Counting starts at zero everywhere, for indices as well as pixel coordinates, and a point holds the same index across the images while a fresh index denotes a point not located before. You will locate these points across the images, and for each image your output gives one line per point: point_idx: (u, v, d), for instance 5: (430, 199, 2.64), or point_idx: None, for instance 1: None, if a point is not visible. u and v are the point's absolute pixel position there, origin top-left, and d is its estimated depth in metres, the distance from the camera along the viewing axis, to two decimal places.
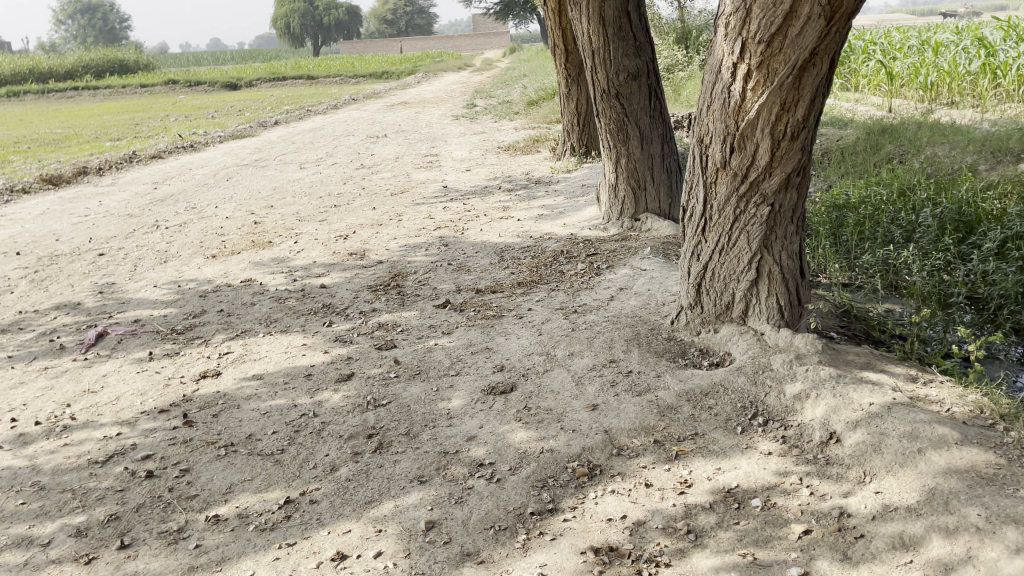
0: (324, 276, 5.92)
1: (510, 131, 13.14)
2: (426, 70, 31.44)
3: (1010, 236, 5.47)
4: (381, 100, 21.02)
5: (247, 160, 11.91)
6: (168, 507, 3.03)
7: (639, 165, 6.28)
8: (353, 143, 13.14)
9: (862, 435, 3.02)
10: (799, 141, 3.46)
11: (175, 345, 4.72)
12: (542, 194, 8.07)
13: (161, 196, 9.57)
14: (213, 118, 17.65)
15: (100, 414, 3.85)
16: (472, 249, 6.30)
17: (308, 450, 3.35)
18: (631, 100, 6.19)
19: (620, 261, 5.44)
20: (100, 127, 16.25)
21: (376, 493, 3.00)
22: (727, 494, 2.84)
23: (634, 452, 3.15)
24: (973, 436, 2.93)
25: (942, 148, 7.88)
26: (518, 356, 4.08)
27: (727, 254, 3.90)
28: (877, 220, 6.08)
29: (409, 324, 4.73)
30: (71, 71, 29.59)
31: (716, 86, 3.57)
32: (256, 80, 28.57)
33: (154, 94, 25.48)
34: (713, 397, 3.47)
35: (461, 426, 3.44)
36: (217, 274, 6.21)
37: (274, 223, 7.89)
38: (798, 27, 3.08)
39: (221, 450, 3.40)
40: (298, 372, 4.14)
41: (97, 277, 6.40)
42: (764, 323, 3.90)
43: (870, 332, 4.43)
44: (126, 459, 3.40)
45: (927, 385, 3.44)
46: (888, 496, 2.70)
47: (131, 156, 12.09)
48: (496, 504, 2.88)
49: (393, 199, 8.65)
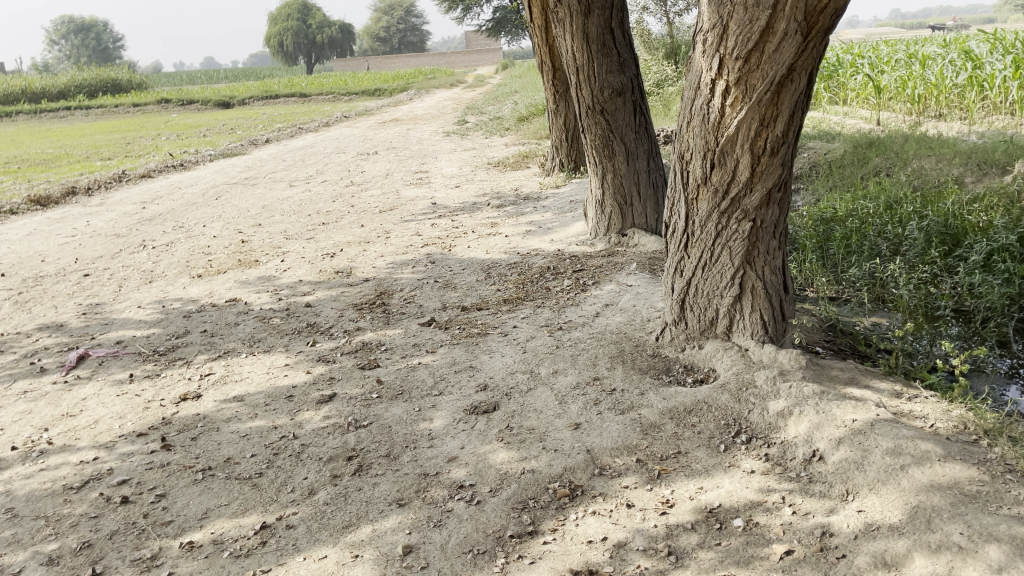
0: (309, 295, 5.88)
1: (501, 147, 13.16)
2: (419, 87, 31.62)
3: (996, 249, 5.49)
4: (373, 118, 21.03)
5: (237, 178, 11.88)
6: (142, 533, 2.97)
7: (625, 180, 6.27)
8: (343, 161, 13.13)
9: (845, 452, 2.98)
10: (779, 156, 3.45)
11: (157, 367, 4.68)
12: (530, 210, 8.06)
13: (149, 216, 9.53)
14: (205, 137, 17.65)
15: (77, 438, 3.80)
16: (459, 266, 6.27)
17: (286, 474, 3.30)
18: (616, 115, 6.19)
19: (606, 277, 5.42)
20: (92, 147, 16.20)
21: (354, 517, 2.95)
22: (709, 514, 2.80)
23: (615, 472, 3.11)
24: (956, 452, 2.90)
25: (929, 160, 7.90)
26: (501, 375, 4.05)
27: (710, 270, 3.88)
28: (864, 233, 6.11)
29: (393, 342, 4.69)
30: (64, 91, 29.55)
31: (696, 102, 3.56)
32: (249, 98, 28.59)
33: (146, 113, 25.46)
34: (696, 415, 3.43)
35: (442, 447, 3.40)
36: (202, 294, 6.17)
37: (261, 241, 7.85)
38: (775, 43, 3.08)
39: (198, 475, 3.35)
40: (280, 393, 4.10)
41: (82, 298, 6.35)
42: (748, 339, 3.88)
43: (856, 346, 4.41)
44: (101, 484, 3.35)
45: (911, 401, 3.42)
46: (871, 514, 2.66)
47: (120, 176, 12.05)
48: (475, 527, 2.83)
49: (382, 216, 8.63)
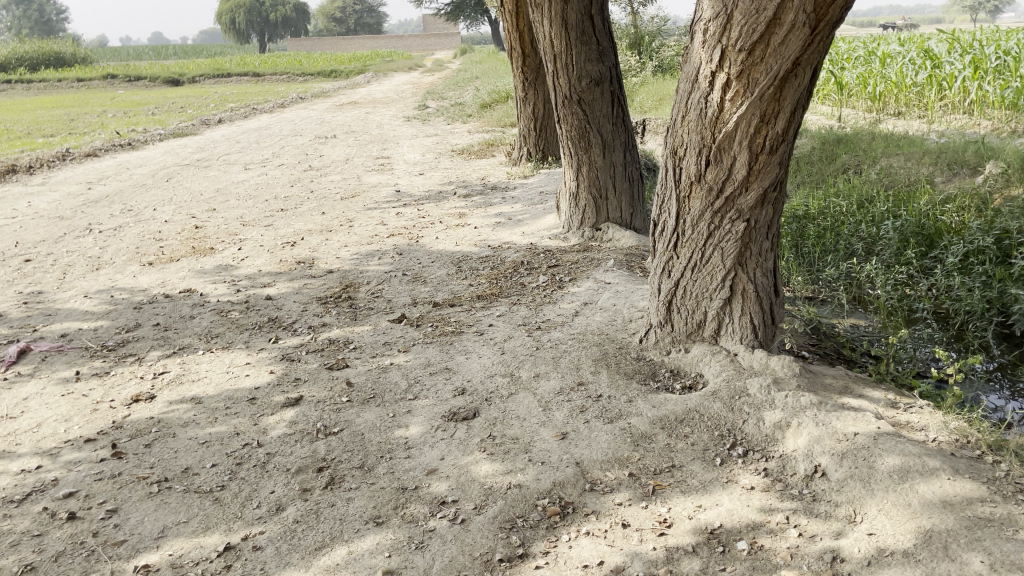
0: (270, 287, 5.59)
1: (464, 134, 12.91)
2: (376, 70, 31.09)
3: (972, 251, 5.46)
4: (328, 100, 20.52)
5: (189, 159, 11.41)
6: (91, 555, 2.69)
7: (601, 174, 6.10)
8: (300, 144, 12.73)
9: (849, 468, 2.84)
10: (778, 154, 3.29)
11: (105, 363, 4.35)
12: (499, 201, 7.84)
13: (95, 197, 9.06)
14: (154, 115, 17.03)
15: (18, 443, 3.48)
16: (428, 258, 6.02)
17: (251, 487, 3.05)
18: (594, 106, 5.97)
19: (583, 274, 5.24)
20: (33, 123, 15.49)
21: (327, 537, 2.72)
22: (710, 536, 2.64)
23: (607, 487, 2.92)
24: (964, 470, 2.79)
25: (897, 159, 7.89)
26: (480, 378, 3.84)
27: (700, 271, 3.72)
28: (837, 231, 6.04)
29: (362, 340, 4.44)
30: (3, 63, 28.26)
31: (692, 95, 3.37)
32: (200, 76, 27.75)
33: (90, 88, 24.55)
34: (688, 425, 3.27)
35: (420, 458, 3.18)
36: (153, 283, 5.82)
37: (216, 228, 7.49)
38: (781, 35, 2.91)
39: (154, 487, 3.07)
40: (241, 395, 3.82)
41: (23, 285, 5.95)
42: (738, 343, 3.74)
43: (841, 351, 4.31)
44: (45, 497, 3.05)
45: (909, 411, 3.32)
46: (883, 538, 2.52)
47: (64, 154, 11.48)
48: (461, 550, 2.63)
49: (344, 203, 8.32)
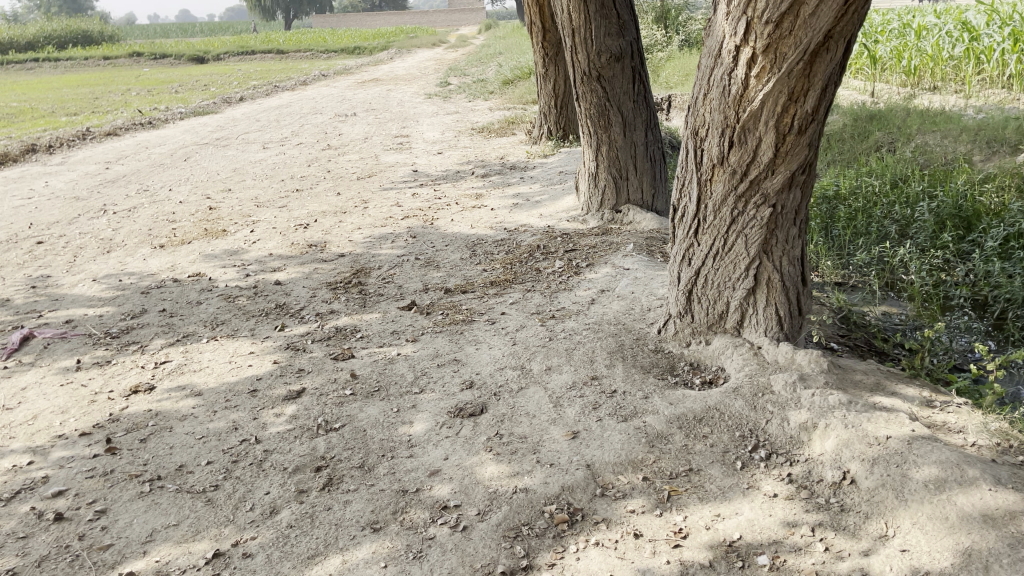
0: (279, 271, 5.45)
1: (485, 111, 12.68)
2: (400, 46, 30.79)
3: (1012, 234, 5.16)
4: (351, 77, 20.39)
5: (208, 138, 11.30)
6: (75, 560, 2.58)
7: (621, 154, 5.87)
8: (320, 122, 12.58)
9: (880, 477, 2.64)
10: (807, 135, 3.05)
11: (107, 352, 4.24)
12: (517, 181, 7.62)
13: (112, 177, 8.98)
14: (177, 93, 16.98)
15: (12, 437, 3.38)
16: (442, 242, 5.85)
17: (245, 487, 2.91)
18: (614, 82, 5.72)
19: (601, 259, 5.03)
20: (58, 101, 15.47)
21: (321, 545, 2.57)
22: (728, 549, 2.46)
23: (619, 492, 2.75)
24: (1007, 478, 2.58)
25: (933, 137, 7.54)
26: (490, 371, 3.67)
27: (723, 259, 3.51)
28: (869, 213, 5.76)
29: (370, 329, 4.29)
30: (32, 42, 28.32)
31: (715, 71, 3.14)
32: (224, 54, 27.65)
33: (116, 66, 24.58)
34: (707, 424, 3.08)
35: (423, 457, 3.03)
36: (162, 267, 5.71)
37: (230, 209, 7.36)
38: (812, 6, 2.66)
39: (146, 486, 2.95)
40: (242, 387, 3.68)
41: (33, 268, 5.88)
42: (762, 336, 3.53)
43: (873, 342, 4.07)
44: (34, 496, 2.94)
45: (945, 410, 3.10)
46: (917, 556, 2.34)
47: (84, 133, 11.43)
48: (461, 560, 2.47)
49: (360, 184, 8.16)
